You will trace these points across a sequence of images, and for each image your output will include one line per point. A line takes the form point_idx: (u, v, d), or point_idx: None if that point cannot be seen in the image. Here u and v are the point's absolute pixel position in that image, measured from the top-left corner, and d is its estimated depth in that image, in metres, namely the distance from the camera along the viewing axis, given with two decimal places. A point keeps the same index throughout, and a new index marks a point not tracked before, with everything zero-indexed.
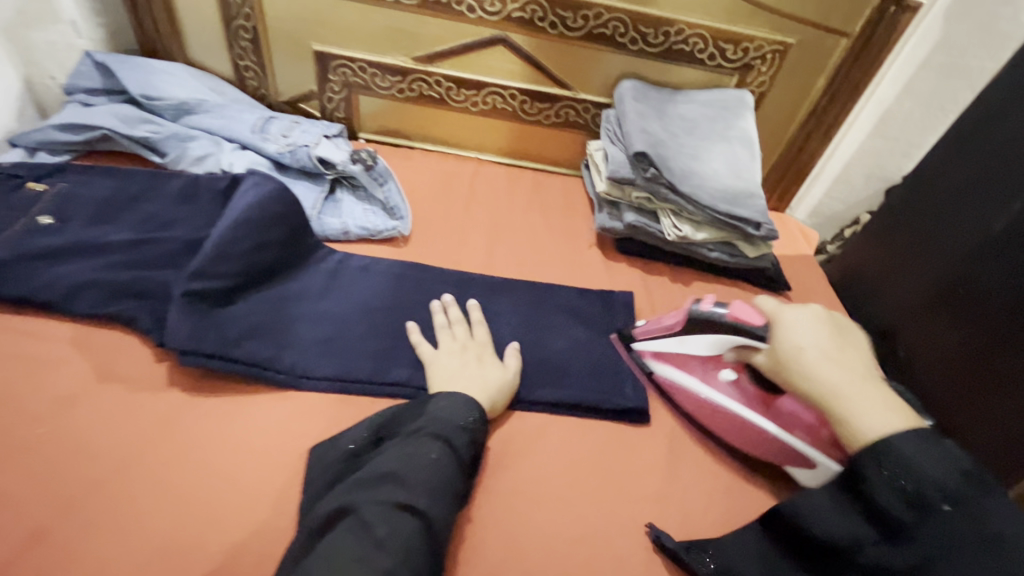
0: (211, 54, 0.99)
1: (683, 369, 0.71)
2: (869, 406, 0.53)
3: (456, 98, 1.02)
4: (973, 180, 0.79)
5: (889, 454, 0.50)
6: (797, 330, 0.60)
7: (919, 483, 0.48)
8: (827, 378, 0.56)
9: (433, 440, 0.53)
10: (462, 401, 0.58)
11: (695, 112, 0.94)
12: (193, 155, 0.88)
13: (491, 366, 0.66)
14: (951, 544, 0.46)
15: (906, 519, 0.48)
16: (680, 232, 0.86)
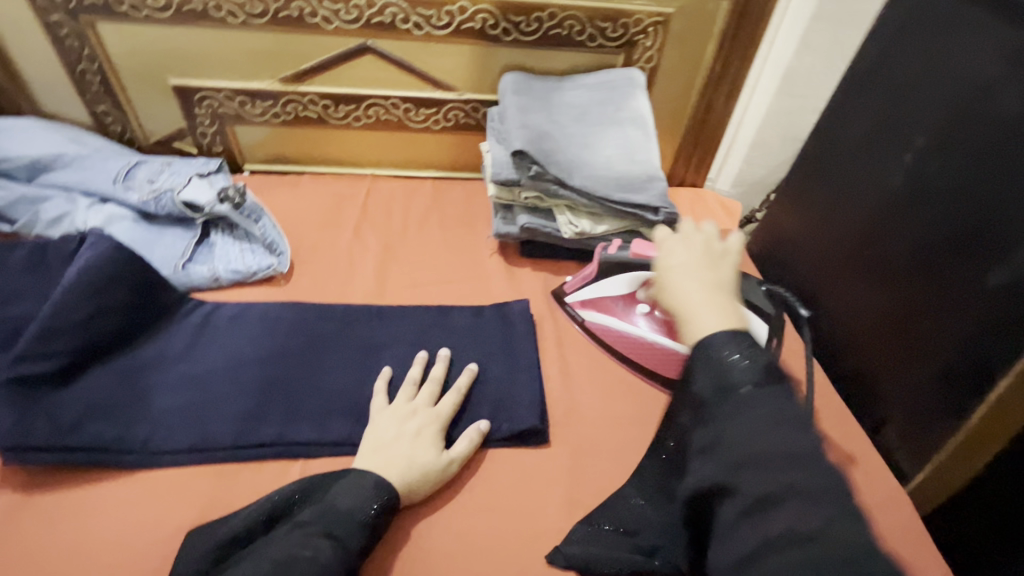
0: (65, 105, 0.93)
1: (607, 311, 0.73)
2: (707, 311, 0.49)
3: (336, 115, 0.95)
4: (871, 134, 0.73)
5: (706, 347, 0.45)
6: (676, 244, 0.58)
7: (721, 370, 0.44)
8: (681, 283, 0.53)
9: (320, 538, 0.49)
10: (371, 483, 0.54)
11: (583, 98, 0.89)
12: (47, 217, 0.82)
13: (430, 444, 0.59)
14: (740, 428, 0.41)
15: (711, 408, 0.43)
16: (578, 228, 0.81)
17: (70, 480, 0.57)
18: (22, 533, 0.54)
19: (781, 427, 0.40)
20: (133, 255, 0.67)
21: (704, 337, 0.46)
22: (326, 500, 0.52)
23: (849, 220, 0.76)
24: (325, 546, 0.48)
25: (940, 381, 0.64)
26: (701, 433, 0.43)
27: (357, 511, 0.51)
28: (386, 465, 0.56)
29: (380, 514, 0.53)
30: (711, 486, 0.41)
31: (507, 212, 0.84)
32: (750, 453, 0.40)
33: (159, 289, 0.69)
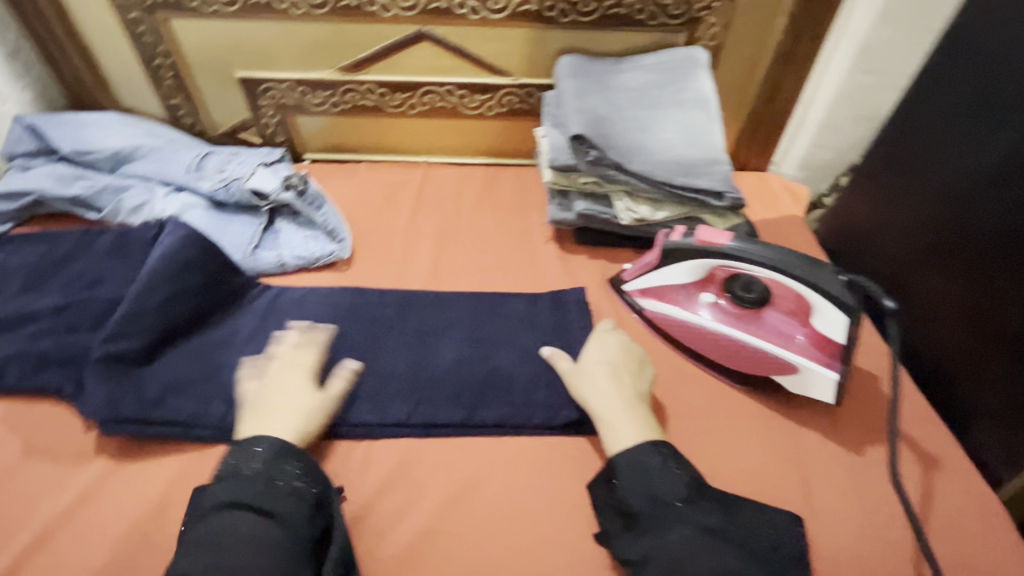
0: (141, 98, 0.98)
1: (669, 301, 0.71)
2: (623, 420, 0.58)
3: (392, 104, 0.96)
4: (962, 112, 0.69)
5: (624, 458, 0.55)
6: (596, 350, 0.65)
7: (645, 487, 0.53)
8: (592, 391, 0.61)
9: (235, 506, 0.50)
10: (264, 450, 0.54)
11: (642, 79, 0.86)
12: (129, 205, 0.86)
13: (291, 394, 0.59)
14: (670, 531, 0.49)
15: (639, 520, 0.52)
16: (636, 214, 0.79)
17: (155, 451, 0.61)
18: (112, 499, 0.58)
19: (703, 550, 0.47)
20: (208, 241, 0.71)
21: (625, 450, 0.55)
22: (226, 469, 0.53)
23: (932, 206, 0.72)
24: (237, 512, 0.49)
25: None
26: (629, 541, 0.51)
27: (261, 471, 0.52)
28: (288, 414, 0.58)
29: (299, 475, 0.54)
30: (634, 559, 0.49)
31: (562, 198, 0.83)
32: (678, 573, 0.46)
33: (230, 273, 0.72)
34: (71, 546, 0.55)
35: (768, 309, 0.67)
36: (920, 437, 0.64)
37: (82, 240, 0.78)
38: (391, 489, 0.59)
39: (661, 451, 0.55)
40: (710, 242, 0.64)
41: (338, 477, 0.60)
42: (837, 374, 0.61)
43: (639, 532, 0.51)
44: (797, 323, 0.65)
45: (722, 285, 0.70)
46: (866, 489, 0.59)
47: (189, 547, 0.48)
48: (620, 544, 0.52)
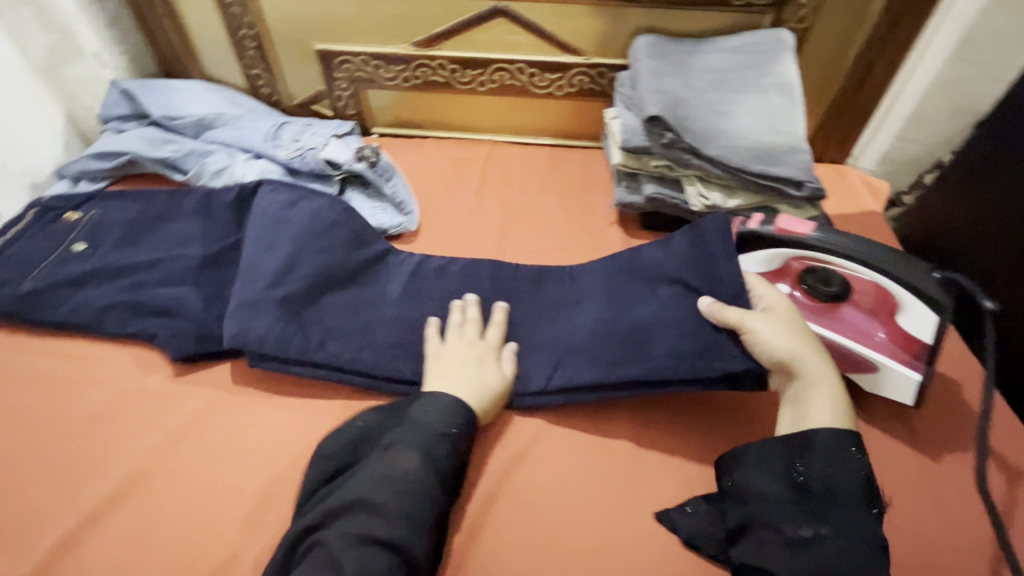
0: (224, 68, 1.02)
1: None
2: (829, 397, 0.55)
3: (462, 80, 0.97)
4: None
5: (828, 435, 0.52)
6: (787, 310, 0.61)
7: (841, 468, 0.51)
8: (798, 349, 0.57)
9: (413, 454, 0.53)
10: (442, 404, 0.57)
11: (722, 62, 0.83)
12: (211, 169, 0.91)
13: (490, 368, 0.63)
14: (850, 526, 0.48)
15: (824, 501, 0.50)
16: (708, 200, 0.77)
17: (239, 402, 0.65)
18: (199, 442, 0.62)
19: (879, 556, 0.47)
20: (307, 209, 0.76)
21: (826, 428, 0.53)
22: (407, 419, 0.57)
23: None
24: (419, 460, 0.53)
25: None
26: (800, 516, 0.49)
27: (437, 428, 0.55)
28: (460, 387, 0.60)
29: (464, 442, 0.57)
30: (807, 536, 0.48)
31: (631, 180, 0.82)
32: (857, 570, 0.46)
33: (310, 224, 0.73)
34: (160, 482, 0.59)
35: (845, 303, 0.65)
36: (1006, 451, 0.60)
37: (171, 200, 0.83)
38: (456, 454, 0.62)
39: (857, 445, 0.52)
40: (791, 230, 0.63)
41: None
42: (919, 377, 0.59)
43: (813, 511, 0.50)
44: (877, 322, 0.63)
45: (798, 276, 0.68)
46: (944, 498, 0.57)
47: (365, 479, 0.52)
48: (782, 513, 0.50)
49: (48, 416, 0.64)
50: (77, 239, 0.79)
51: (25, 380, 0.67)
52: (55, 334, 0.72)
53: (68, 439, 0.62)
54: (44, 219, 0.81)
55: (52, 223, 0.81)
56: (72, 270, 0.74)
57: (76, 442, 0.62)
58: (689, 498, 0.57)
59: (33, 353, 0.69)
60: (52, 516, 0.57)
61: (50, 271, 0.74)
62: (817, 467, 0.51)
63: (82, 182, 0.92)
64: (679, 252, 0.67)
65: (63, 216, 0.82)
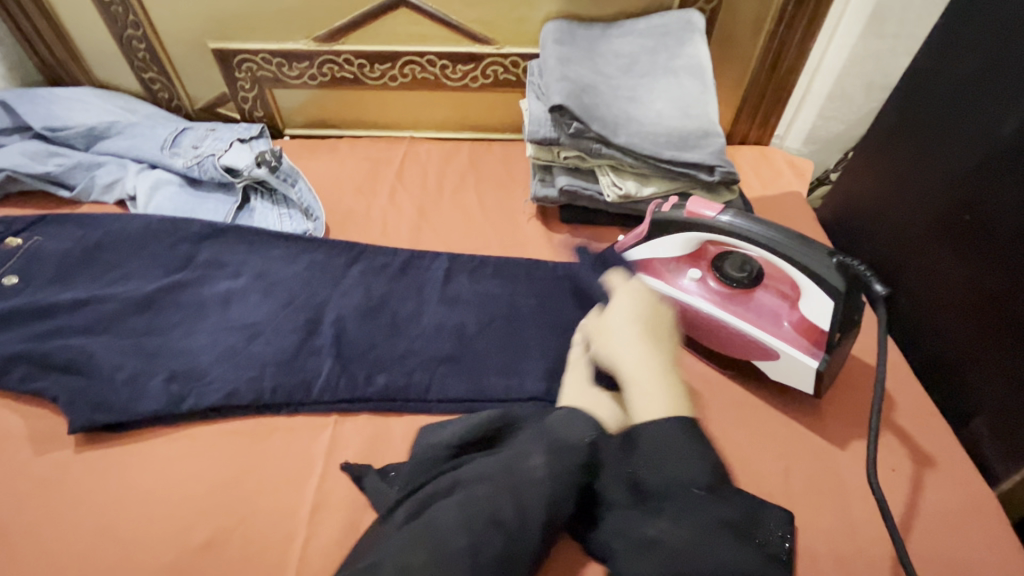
0: (115, 73, 0.95)
1: (656, 276, 0.67)
2: (649, 392, 0.51)
3: (372, 75, 0.92)
4: (965, 86, 0.65)
5: (652, 428, 0.47)
6: (638, 308, 0.59)
7: (679, 452, 0.45)
8: (616, 350, 0.55)
9: (544, 457, 0.46)
10: (581, 415, 0.48)
11: (632, 46, 0.81)
12: (101, 183, 0.84)
13: (631, 386, 0.55)
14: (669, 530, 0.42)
15: (660, 494, 0.45)
16: (621, 191, 0.75)
17: (116, 439, 0.59)
18: (76, 484, 0.56)
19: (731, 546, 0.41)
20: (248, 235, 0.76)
21: (648, 419, 0.48)
22: (554, 417, 0.49)
23: (930, 190, 0.69)
24: (547, 464, 0.46)
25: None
26: (642, 516, 0.44)
27: (580, 441, 0.47)
28: (597, 405, 0.54)
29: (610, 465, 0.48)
30: (622, 545, 0.44)
31: (545, 173, 0.79)
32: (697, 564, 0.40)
33: (248, 247, 0.76)
34: (23, 537, 0.53)
35: (761, 289, 0.64)
36: (914, 432, 0.61)
37: (117, 226, 0.75)
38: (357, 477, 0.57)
39: (688, 430, 0.47)
40: (700, 214, 0.61)
41: (304, 470, 0.58)
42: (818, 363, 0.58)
43: (643, 514, 0.45)
44: (787, 307, 0.61)
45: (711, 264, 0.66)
46: (853, 485, 0.57)
47: (490, 475, 0.46)
48: (619, 520, 0.46)
49: None
50: (8, 272, 0.70)
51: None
52: None
53: None
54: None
55: None
56: None
57: None
58: None
59: None
60: None
61: None
62: (648, 455, 0.46)
63: None
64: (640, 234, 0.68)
65: (2, 241, 0.73)
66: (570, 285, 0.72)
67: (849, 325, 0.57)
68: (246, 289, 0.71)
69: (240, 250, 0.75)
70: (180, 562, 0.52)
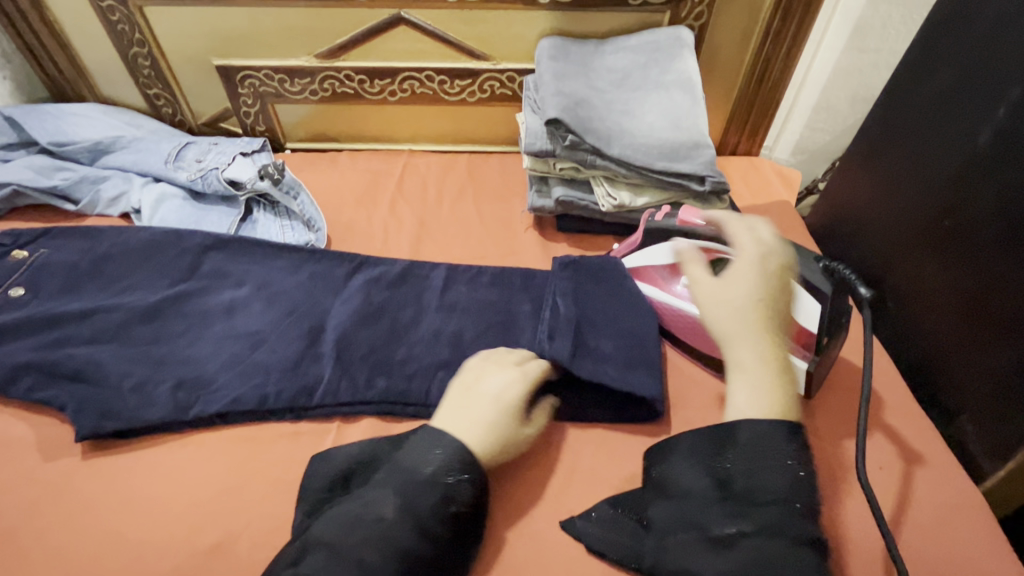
0: (120, 89, 0.97)
1: (652, 283, 0.70)
2: (757, 383, 0.49)
3: (372, 91, 0.95)
4: (936, 103, 0.68)
5: (763, 429, 0.47)
6: (764, 278, 0.54)
7: (785, 455, 0.45)
8: (730, 324, 0.52)
9: (394, 499, 0.47)
10: (439, 446, 0.50)
11: (624, 61, 0.84)
12: (106, 196, 0.86)
13: (513, 411, 0.55)
14: (772, 525, 0.42)
15: (747, 493, 0.45)
16: (616, 201, 0.77)
17: (123, 445, 0.60)
18: (82, 492, 0.57)
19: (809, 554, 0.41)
20: (250, 247, 0.77)
21: (751, 420, 0.47)
22: (402, 455, 0.50)
23: (909, 199, 0.72)
24: (398, 505, 0.47)
25: (1017, 373, 0.59)
26: (720, 513, 0.45)
27: (433, 475, 0.48)
28: (469, 426, 0.52)
29: (468, 501, 0.49)
30: (714, 536, 0.44)
31: (542, 184, 0.81)
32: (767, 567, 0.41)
33: (250, 258, 0.77)
34: (31, 542, 0.54)
35: None
36: (904, 432, 0.63)
37: (123, 239, 0.77)
38: None
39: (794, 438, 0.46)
40: (689, 222, 0.67)
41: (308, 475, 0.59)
42: (806, 364, 0.60)
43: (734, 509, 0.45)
44: None
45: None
46: (844, 483, 0.58)
47: (340, 519, 0.47)
48: (704, 510, 0.46)
49: None
50: (15, 284, 0.72)
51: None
52: None
53: None
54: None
55: None
56: None
57: None
58: (598, 503, 0.57)
59: None
60: None
61: None
62: (749, 452, 0.46)
63: None
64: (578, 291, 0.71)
65: (10, 254, 0.74)
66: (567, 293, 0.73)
67: (831, 327, 0.59)
68: (250, 298, 0.72)
69: (242, 260, 0.76)
70: (187, 566, 0.53)
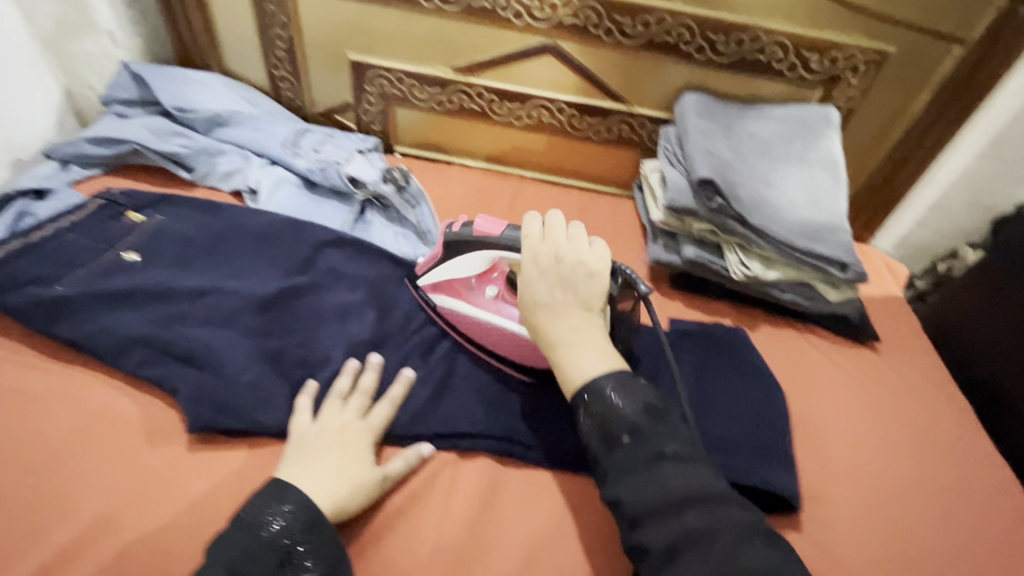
0: (246, 65, 0.96)
1: (459, 298, 0.65)
2: (577, 356, 0.52)
3: (499, 111, 0.93)
4: None
5: (593, 396, 0.50)
6: (540, 274, 0.55)
7: (614, 403, 0.49)
8: (551, 309, 0.54)
9: (223, 572, 0.43)
10: (283, 498, 0.48)
11: (767, 130, 0.82)
12: (222, 171, 0.84)
13: (359, 456, 0.54)
14: (630, 470, 0.47)
15: (616, 461, 0.48)
16: (748, 270, 0.75)
17: (228, 442, 0.56)
18: (182, 489, 0.53)
19: (753, 534, 0.44)
20: (367, 251, 0.74)
21: (587, 382, 0.51)
22: (240, 517, 0.47)
23: None
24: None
25: None
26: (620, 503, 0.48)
27: (273, 536, 0.46)
28: (320, 481, 0.51)
29: (314, 567, 0.46)
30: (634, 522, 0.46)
31: (668, 240, 0.79)
32: (732, 554, 0.42)
33: (365, 263, 0.73)
34: (125, 536, 0.49)
35: None
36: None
37: (242, 218, 0.74)
38: (479, 532, 0.54)
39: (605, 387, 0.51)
40: (486, 231, 0.60)
41: (423, 510, 0.55)
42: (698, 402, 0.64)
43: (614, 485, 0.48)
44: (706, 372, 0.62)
45: (508, 279, 0.64)
46: None
47: None
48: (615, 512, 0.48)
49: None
50: (129, 248, 0.69)
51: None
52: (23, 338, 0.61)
53: (24, 471, 0.52)
54: (105, 215, 0.71)
55: (111, 222, 0.71)
56: (46, 265, 0.63)
57: (34, 476, 0.52)
58: None
59: None
60: None
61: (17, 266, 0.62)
62: (600, 420, 0.50)
63: (73, 166, 0.84)
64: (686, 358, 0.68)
65: (126, 216, 0.72)
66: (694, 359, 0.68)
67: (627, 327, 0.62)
68: (365, 306, 0.69)
69: (359, 263, 0.73)
70: None
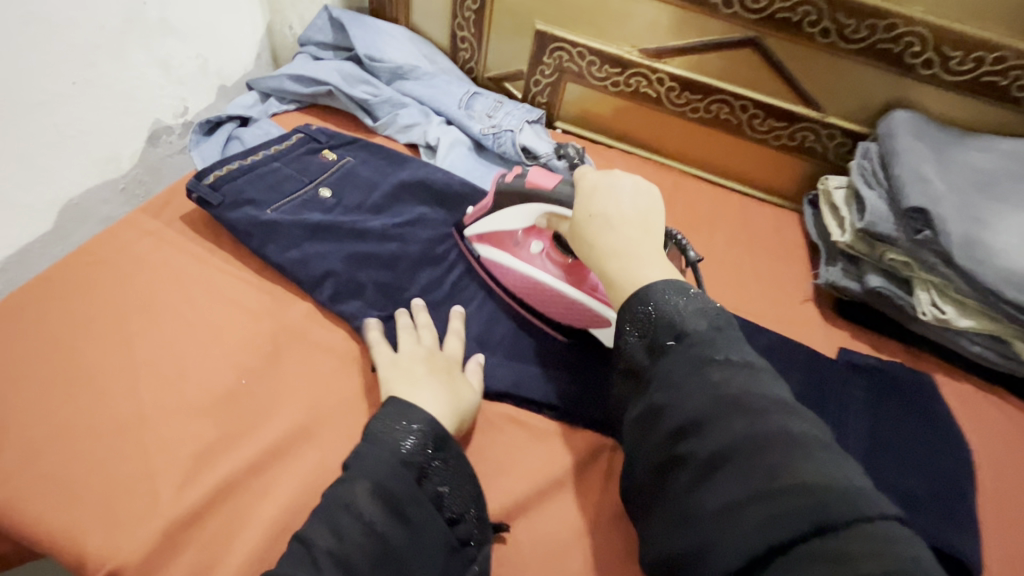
0: (431, 23, 0.98)
1: (502, 247, 0.67)
2: (636, 263, 0.51)
3: (675, 101, 0.89)
4: None
5: (644, 302, 0.48)
6: (597, 197, 0.55)
7: (669, 305, 0.47)
8: (609, 228, 0.53)
9: (371, 487, 0.45)
10: (404, 415, 0.50)
11: (990, 163, 0.73)
12: (401, 123, 0.87)
13: (452, 379, 0.56)
14: (674, 371, 0.44)
15: (657, 360, 0.46)
16: (939, 313, 0.68)
17: None
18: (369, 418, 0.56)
19: (811, 449, 0.38)
20: None
21: (641, 286, 0.49)
22: (372, 433, 0.48)
23: None
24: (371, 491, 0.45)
25: None
26: (651, 413, 0.44)
27: (408, 452, 0.47)
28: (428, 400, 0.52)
29: (445, 484, 0.48)
30: (679, 425, 0.41)
31: (849, 264, 0.75)
32: (785, 464, 0.37)
33: None
34: (322, 448, 0.53)
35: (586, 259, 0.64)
36: None
37: (421, 171, 0.76)
38: None
39: (671, 289, 0.48)
40: (541, 186, 0.61)
41: (584, 485, 0.56)
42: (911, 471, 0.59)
43: (651, 385, 0.45)
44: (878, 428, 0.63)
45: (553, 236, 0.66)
46: None
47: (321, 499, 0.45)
48: (645, 430, 0.44)
49: (218, 338, 0.59)
50: (324, 183, 0.73)
51: (190, 287, 0.62)
52: (238, 252, 0.67)
53: (237, 370, 0.57)
54: (305, 148, 0.75)
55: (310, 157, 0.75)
56: (255, 187, 0.69)
57: (244, 377, 0.57)
58: None
59: (209, 266, 0.65)
60: (211, 452, 0.51)
61: (234, 185, 0.68)
62: (647, 318, 0.47)
63: (271, 99, 0.90)
64: (859, 397, 0.65)
65: (320, 152, 0.76)
66: (874, 399, 0.65)
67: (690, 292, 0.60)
68: None
69: None
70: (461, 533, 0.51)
